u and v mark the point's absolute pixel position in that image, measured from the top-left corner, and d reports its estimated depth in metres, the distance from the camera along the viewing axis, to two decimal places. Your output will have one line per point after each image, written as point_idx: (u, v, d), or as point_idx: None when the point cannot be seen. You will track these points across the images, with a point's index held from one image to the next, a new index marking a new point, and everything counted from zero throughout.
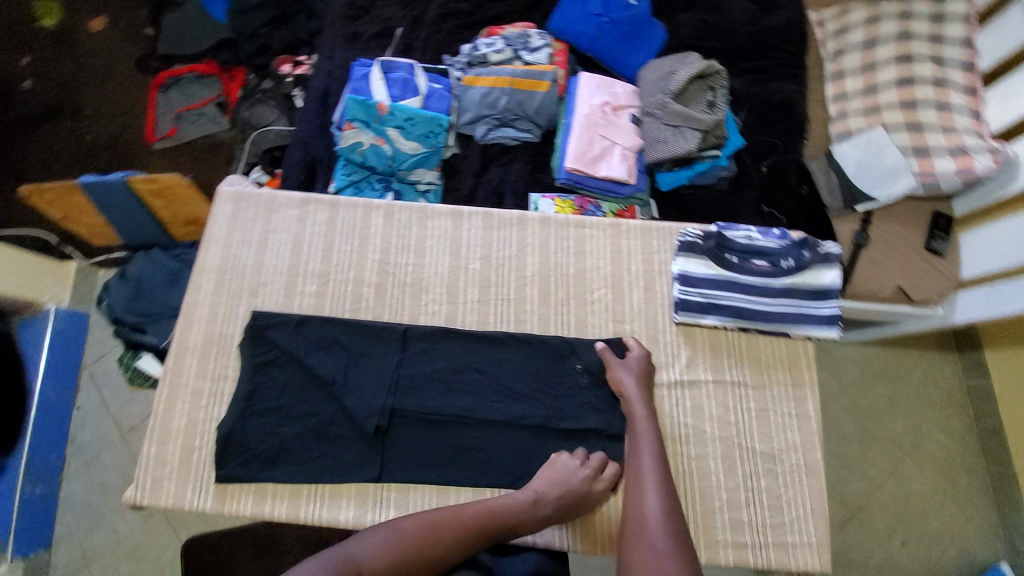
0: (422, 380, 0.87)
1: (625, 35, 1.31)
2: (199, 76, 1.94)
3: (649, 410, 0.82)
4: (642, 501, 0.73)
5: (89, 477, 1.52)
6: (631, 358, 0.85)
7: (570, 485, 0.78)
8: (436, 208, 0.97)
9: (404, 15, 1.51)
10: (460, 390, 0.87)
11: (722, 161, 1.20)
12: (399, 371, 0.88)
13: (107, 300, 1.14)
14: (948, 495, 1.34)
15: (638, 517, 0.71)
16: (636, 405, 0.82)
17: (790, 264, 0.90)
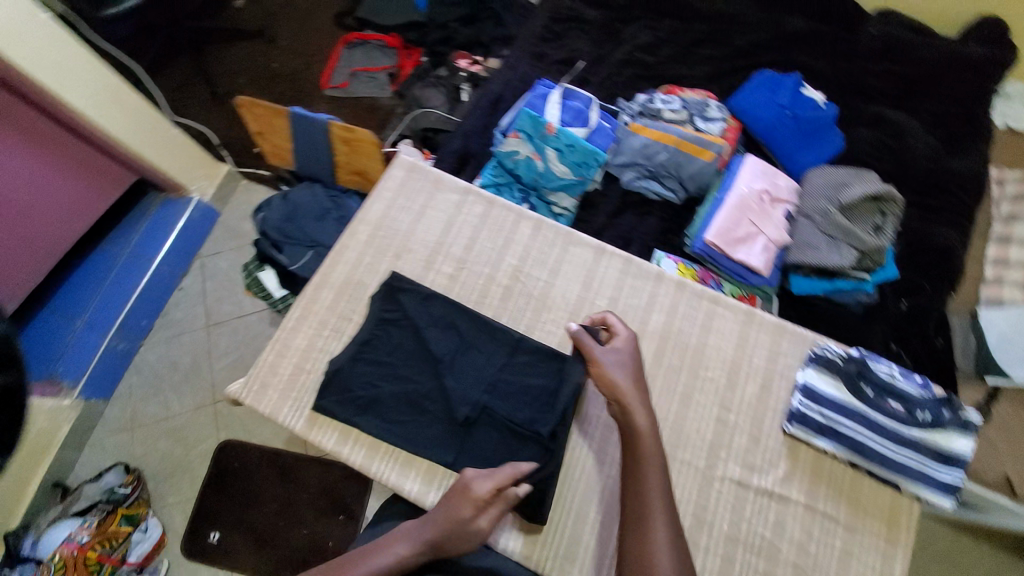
0: (515, 390, 0.89)
1: (803, 133, 1.30)
2: (383, 46, 2.12)
3: (641, 404, 0.81)
4: (640, 496, 0.73)
5: (170, 350, 1.72)
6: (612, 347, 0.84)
7: (463, 510, 0.75)
8: (582, 237, 1.01)
9: (590, 51, 1.60)
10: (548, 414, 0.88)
11: (867, 287, 1.16)
12: (499, 375, 0.90)
13: (262, 213, 1.26)
14: None
15: (638, 515, 0.71)
16: (628, 399, 0.80)
17: (926, 418, 0.84)
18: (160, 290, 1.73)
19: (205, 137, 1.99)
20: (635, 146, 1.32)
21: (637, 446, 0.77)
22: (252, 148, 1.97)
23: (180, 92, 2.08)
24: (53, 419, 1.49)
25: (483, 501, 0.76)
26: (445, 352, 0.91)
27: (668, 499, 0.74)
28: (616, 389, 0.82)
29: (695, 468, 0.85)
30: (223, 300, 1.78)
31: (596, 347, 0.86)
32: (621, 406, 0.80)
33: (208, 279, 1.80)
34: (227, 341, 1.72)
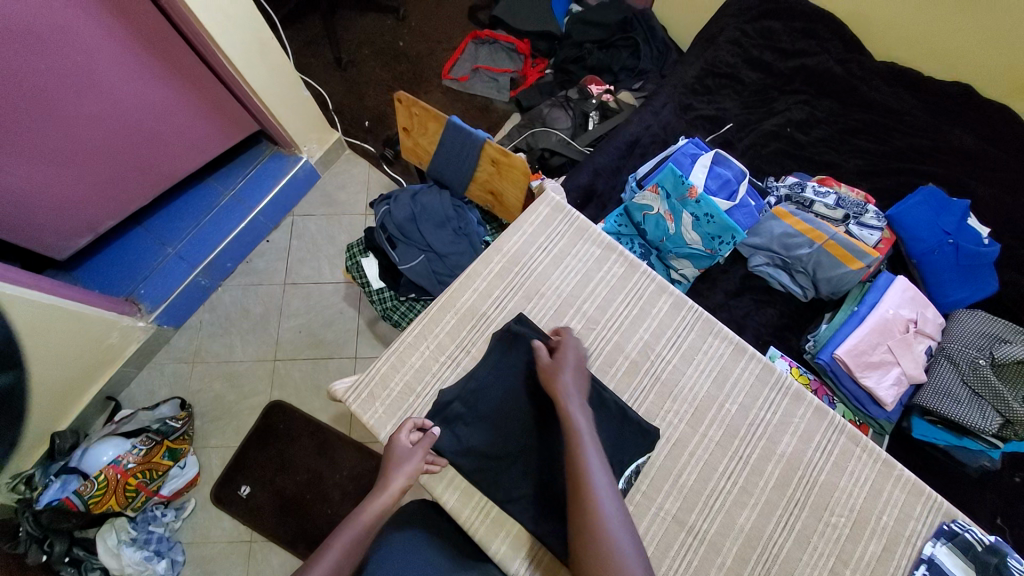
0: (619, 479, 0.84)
1: (960, 267, 1.18)
2: (512, 50, 2.06)
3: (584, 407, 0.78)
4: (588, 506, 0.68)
5: (244, 296, 1.72)
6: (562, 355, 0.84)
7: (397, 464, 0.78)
8: (724, 330, 0.95)
9: (738, 115, 1.51)
10: (651, 512, 0.83)
11: (996, 454, 1.06)
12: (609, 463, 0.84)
13: (388, 206, 1.25)
14: None
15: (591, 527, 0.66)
16: (571, 404, 0.78)
17: None
18: (250, 239, 1.73)
19: (321, 98, 2.00)
20: (774, 232, 1.24)
21: (571, 433, 0.74)
22: (363, 121, 1.96)
23: (307, 49, 2.09)
24: (125, 337, 1.50)
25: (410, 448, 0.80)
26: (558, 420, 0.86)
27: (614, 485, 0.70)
28: (557, 384, 0.80)
29: None
30: (304, 262, 1.77)
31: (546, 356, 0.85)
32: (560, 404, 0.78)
33: (295, 238, 1.80)
34: (298, 304, 1.72)
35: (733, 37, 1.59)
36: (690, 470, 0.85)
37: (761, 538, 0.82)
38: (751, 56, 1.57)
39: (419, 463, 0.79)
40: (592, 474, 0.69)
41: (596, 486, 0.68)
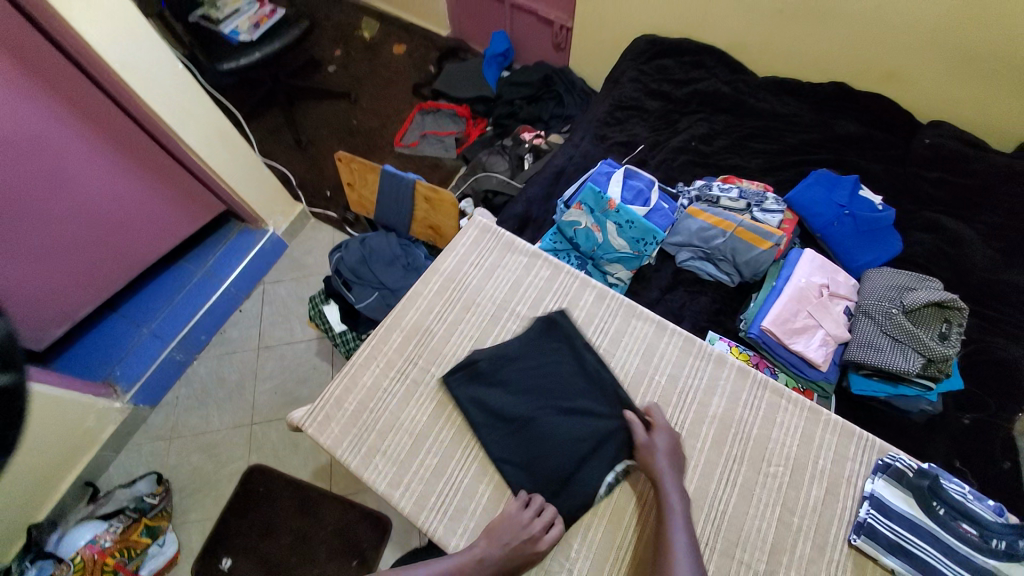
0: (564, 461, 0.88)
1: (862, 233, 1.32)
2: (454, 114, 2.30)
3: (681, 491, 0.82)
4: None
5: (219, 366, 1.77)
6: (661, 435, 0.87)
7: (523, 536, 0.80)
8: (645, 312, 1.05)
9: (649, 138, 1.70)
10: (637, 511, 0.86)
11: (932, 396, 1.12)
12: (558, 451, 0.89)
13: (339, 253, 1.35)
14: None
15: None
16: (669, 484, 0.82)
17: (1003, 548, 0.76)
18: (223, 310, 1.82)
19: (285, 178, 2.17)
20: (691, 228, 1.37)
21: (664, 507, 0.80)
22: (324, 191, 2.12)
23: (268, 138, 2.30)
24: (101, 419, 1.53)
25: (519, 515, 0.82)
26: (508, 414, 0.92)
27: (695, 559, 0.76)
28: (656, 464, 0.84)
29: (753, 572, 0.81)
30: (277, 324, 1.85)
31: (646, 434, 0.88)
32: (657, 485, 0.83)
33: (266, 304, 1.89)
34: (272, 365, 1.77)
35: (634, 76, 1.82)
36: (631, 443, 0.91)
37: (706, 496, 0.86)
38: (653, 89, 1.79)
39: (522, 532, 0.80)
40: (677, 551, 0.75)
41: (677, 564, 0.74)
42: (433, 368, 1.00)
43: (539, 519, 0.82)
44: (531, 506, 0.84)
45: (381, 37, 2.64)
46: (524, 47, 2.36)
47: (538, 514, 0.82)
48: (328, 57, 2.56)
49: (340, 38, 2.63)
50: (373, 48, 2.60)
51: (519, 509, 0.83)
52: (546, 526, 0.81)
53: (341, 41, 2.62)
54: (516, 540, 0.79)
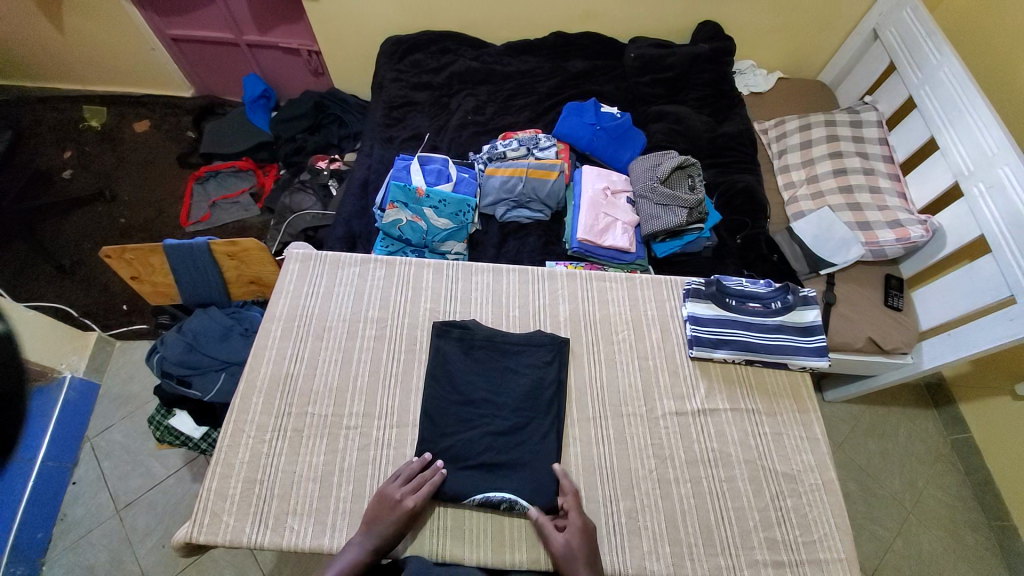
0: (470, 415, 0.95)
1: (614, 138, 1.64)
2: (237, 171, 2.15)
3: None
4: None
5: (79, 554, 1.39)
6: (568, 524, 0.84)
7: (394, 508, 0.84)
8: (479, 265, 1.17)
9: (431, 125, 1.82)
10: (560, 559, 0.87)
11: (706, 234, 1.46)
12: (459, 409, 0.95)
13: (159, 353, 1.21)
14: (949, 537, 1.60)
15: None
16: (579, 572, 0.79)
17: (779, 305, 1.07)
18: (50, 493, 1.43)
19: (62, 313, 1.76)
20: (496, 186, 1.53)
21: None
22: (121, 306, 1.79)
23: (20, 276, 1.85)
24: None
25: (408, 476, 0.88)
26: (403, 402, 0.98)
27: None
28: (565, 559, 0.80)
29: (639, 416, 0.99)
30: (129, 473, 1.51)
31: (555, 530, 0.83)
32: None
33: (105, 460, 1.53)
34: (145, 520, 1.45)
35: (394, 77, 1.90)
36: None
37: (585, 381, 1.02)
38: (415, 83, 1.90)
39: (415, 491, 0.86)
40: None
41: None
42: (309, 407, 0.98)
43: (414, 488, 0.86)
44: (406, 480, 0.87)
45: (114, 121, 2.32)
46: (283, 82, 2.30)
47: (413, 484, 0.86)
48: (57, 162, 2.17)
49: (62, 137, 2.25)
50: (112, 136, 2.27)
51: (392, 486, 0.86)
52: (418, 494, 0.85)
53: (66, 140, 2.24)
54: (411, 498, 0.84)
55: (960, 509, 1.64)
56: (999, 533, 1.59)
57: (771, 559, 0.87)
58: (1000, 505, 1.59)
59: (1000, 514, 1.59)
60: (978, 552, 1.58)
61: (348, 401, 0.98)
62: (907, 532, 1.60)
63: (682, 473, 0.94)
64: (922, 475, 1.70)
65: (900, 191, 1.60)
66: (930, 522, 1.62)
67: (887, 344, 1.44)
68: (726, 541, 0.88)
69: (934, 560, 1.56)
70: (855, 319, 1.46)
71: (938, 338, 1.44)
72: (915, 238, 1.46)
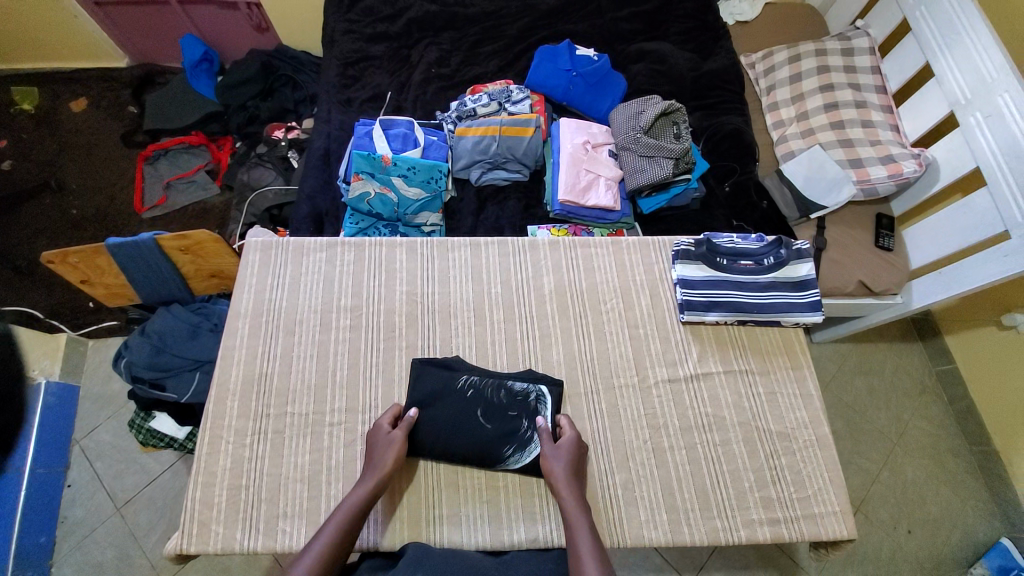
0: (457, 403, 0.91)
1: (593, 84, 1.51)
2: (188, 147, 1.98)
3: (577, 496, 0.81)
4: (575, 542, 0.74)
5: (84, 556, 1.39)
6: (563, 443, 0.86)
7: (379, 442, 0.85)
8: (455, 240, 1.08)
9: (393, 82, 1.66)
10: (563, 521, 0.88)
11: (693, 184, 1.38)
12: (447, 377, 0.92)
13: (126, 358, 1.15)
14: (931, 462, 1.67)
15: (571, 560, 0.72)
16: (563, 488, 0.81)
17: (771, 261, 1.02)
18: (45, 499, 1.40)
19: (24, 315, 1.65)
20: (468, 147, 1.43)
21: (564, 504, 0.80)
22: (86, 303, 1.68)
23: None
24: None
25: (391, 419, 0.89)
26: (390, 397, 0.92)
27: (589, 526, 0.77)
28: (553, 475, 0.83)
29: (632, 386, 0.96)
30: (123, 473, 1.48)
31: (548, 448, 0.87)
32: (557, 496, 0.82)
33: (97, 461, 1.49)
34: (146, 518, 1.43)
35: (346, 28, 1.72)
36: (500, 354, 0.98)
37: (575, 356, 0.98)
38: (370, 33, 1.72)
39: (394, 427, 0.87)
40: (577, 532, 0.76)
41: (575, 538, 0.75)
42: (288, 407, 0.93)
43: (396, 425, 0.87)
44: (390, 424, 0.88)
45: (46, 100, 2.09)
46: (225, 43, 2.08)
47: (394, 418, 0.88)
48: None
49: None
50: (46, 118, 2.06)
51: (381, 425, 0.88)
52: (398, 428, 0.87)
53: None
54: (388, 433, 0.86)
55: (942, 436, 1.71)
56: (978, 455, 1.66)
57: (767, 517, 0.88)
58: (980, 430, 1.66)
59: (979, 438, 1.66)
60: (958, 474, 1.66)
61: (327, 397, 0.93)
62: (892, 460, 1.67)
63: (677, 441, 0.92)
64: (907, 406, 1.75)
65: (892, 124, 1.53)
66: (914, 450, 1.69)
67: (877, 285, 1.42)
68: (723, 503, 0.89)
69: (917, 486, 1.64)
70: (846, 262, 1.43)
71: (929, 277, 1.42)
72: (907, 174, 1.41)
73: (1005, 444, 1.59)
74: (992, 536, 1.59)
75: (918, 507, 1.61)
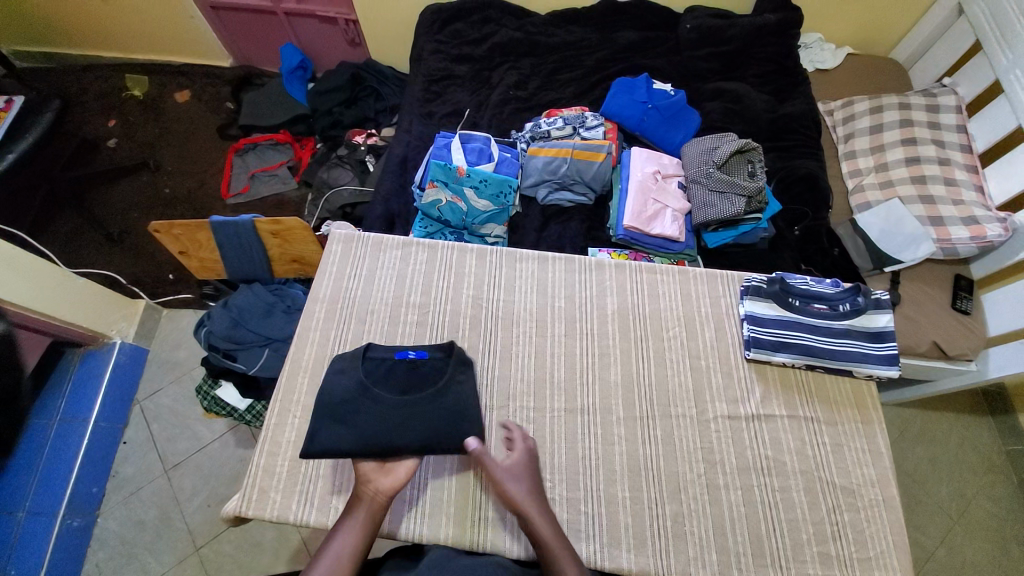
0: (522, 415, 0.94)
1: (667, 118, 1.54)
2: (275, 144, 2.14)
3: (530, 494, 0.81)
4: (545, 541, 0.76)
5: (130, 511, 1.47)
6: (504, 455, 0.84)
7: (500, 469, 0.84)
8: (524, 252, 1.11)
9: (471, 100, 1.75)
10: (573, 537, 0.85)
11: (763, 223, 1.36)
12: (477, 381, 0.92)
13: (206, 327, 1.24)
14: (999, 557, 1.52)
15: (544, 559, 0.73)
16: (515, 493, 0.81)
17: (847, 308, 0.98)
18: (103, 450, 1.49)
19: (111, 280, 1.82)
20: (538, 166, 1.48)
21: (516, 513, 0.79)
22: (167, 275, 1.82)
23: (72, 242, 1.90)
24: None
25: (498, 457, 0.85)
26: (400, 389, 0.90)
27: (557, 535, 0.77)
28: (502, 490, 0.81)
29: (689, 418, 0.95)
30: (177, 436, 1.57)
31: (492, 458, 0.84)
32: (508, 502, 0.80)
33: (153, 422, 1.59)
34: (192, 482, 1.51)
35: (434, 48, 1.84)
36: (558, 367, 0.99)
37: (634, 378, 0.98)
38: (456, 55, 1.84)
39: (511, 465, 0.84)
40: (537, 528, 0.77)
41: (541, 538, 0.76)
42: None
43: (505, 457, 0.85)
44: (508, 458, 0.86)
45: (157, 91, 2.33)
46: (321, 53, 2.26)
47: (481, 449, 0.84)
48: (105, 133, 2.20)
49: (108, 106, 2.28)
50: (154, 106, 2.29)
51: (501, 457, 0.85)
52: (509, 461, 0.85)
53: (112, 109, 2.27)
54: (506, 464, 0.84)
55: (1010, 523, 1.56)
56: None
57: (824, 575, 0.83)
58: None
59: None
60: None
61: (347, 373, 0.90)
62: (949, 540, 1.54)
63: (734, 481, 0.89)
64: (970, 482, 1.61)
65: (977, 184, 1.47)
66: (978, 540, 1.54)
67: (951, 349, 1.35)
68: (778, 553, 0.84)
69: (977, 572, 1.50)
70: (920, 321, 1.37)
71: (1006, 346, 1.34)
72: (992, 238, 1.35)
73: None
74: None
75: None
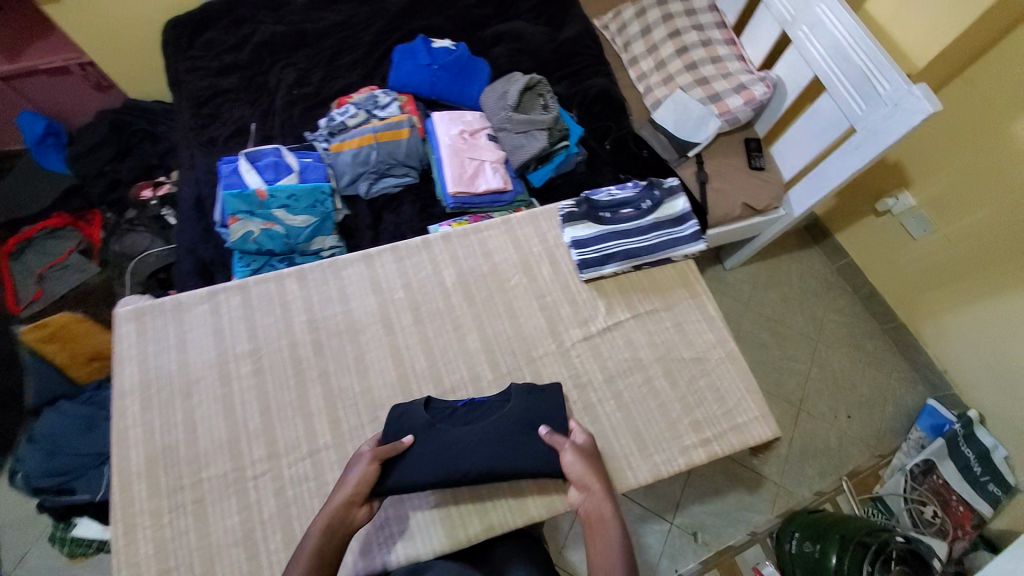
0: None
1: (457, 74, 1.51)
2: (53, 231, 1.79)
3: (602, 488, 0.79)
4: (604, 545, 0.72)
5: None
6: (576, 442, 0.84)
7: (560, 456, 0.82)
8: (346, 257, 1.03)
9: (254, 112, 1.58)
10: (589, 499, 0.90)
11: (573, 149, 1.43)
12: (526, 394, 0.88)
13: (20, 473, 1.08)
14: (862, 360, 1.89)
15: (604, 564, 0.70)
16: (591, 487, 0.79)
17: (648, 205, 1.07)
18: None
19: None
20: (347, 162, 1.40)
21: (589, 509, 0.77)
22: None
23: None
24: None
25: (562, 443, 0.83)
26: (466, 421, 0.87)
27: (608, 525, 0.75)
28: (575, 475, 0.80)
29: (550, 354, 0.98)
30: None
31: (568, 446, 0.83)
32: (585, 493, 0.79)
33: None
34: None
35: (190, 67, 1.62)
36: (417, 357, 0.96)
37: (492, 338, 0.98)
38: (218, 67, 1.62)
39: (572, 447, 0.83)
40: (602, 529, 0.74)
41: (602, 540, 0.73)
42: (205, 473, 0.87)
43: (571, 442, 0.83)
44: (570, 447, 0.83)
45: None
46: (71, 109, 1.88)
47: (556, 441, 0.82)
48: None
49: None
50: None
51: (562, 441, 0.83)
52: (575, 446, 0.83)
53: None
54: (572, 448, 0.82)
55: (856, 324, 1.95)
56: (890, 331, 1.92)
57: (698, 438, 0.93)
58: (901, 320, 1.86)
59: (901, 324, 1.87)
60: (880, 351, 1.90)
61: (401, 430, 0.85)
62: (816, 355, 1.89)
63: (606, 393, 0.95)
64: (818, 307, 1.96)
65: (737, 55, 1.65)
66: (840, 357, 1.89)
67: (757, 205, 1.55)
68: (657, 438, 0.92)
69: (851, 373, 1.87)
70: (728, 190, 1.55)
71: (801, 185, 1.55)
72: (759, 97, 1.54)
73: (909, 314, 1.84)
74: (918, 399, 1.84)
75: (852, 390, 1.84)
